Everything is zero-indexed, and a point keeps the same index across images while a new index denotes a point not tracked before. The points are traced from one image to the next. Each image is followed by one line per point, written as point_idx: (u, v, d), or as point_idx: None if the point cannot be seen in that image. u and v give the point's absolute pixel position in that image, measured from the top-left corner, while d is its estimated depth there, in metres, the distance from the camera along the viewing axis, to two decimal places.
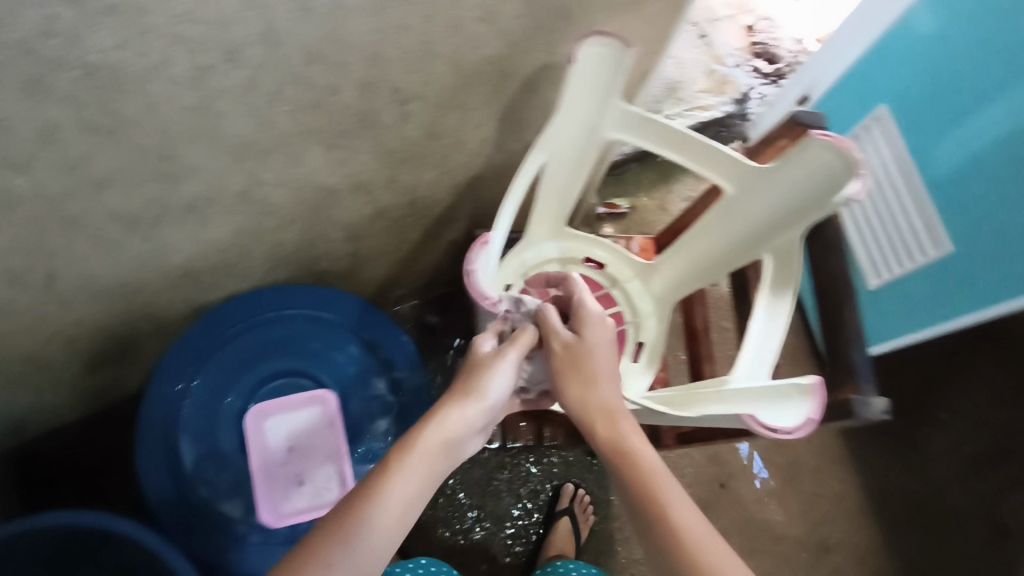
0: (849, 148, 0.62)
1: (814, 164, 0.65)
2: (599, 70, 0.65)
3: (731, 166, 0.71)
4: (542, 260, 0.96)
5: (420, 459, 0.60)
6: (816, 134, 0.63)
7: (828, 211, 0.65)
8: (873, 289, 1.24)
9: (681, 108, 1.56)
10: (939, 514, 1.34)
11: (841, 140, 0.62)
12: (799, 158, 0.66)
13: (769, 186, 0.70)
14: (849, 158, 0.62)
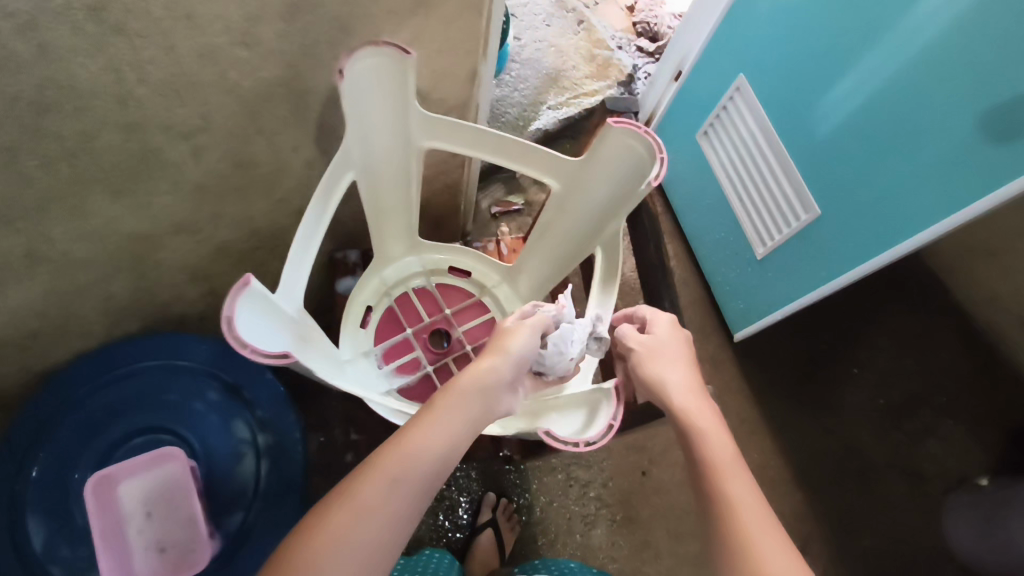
0: (647, 134, 0.61)
1: (620, 152, 0.64)
2: (387, 80, 0.63)
3: (548, 162, 0.69)
4: (406, 275, 0.93)
5: (455, 410, 0.55)
6: (613, 122, 0.62)
7: (639, 200, 0.64)
8: (760, 259, 1.25)
9: (569, 98, 1.52)
10: (858, 466, 1.39)
11: (640, 126, 0.61)
12: (605, 147, 0.64)
13: (589, 178, 0.69)
14: (648, 144, 0.61)
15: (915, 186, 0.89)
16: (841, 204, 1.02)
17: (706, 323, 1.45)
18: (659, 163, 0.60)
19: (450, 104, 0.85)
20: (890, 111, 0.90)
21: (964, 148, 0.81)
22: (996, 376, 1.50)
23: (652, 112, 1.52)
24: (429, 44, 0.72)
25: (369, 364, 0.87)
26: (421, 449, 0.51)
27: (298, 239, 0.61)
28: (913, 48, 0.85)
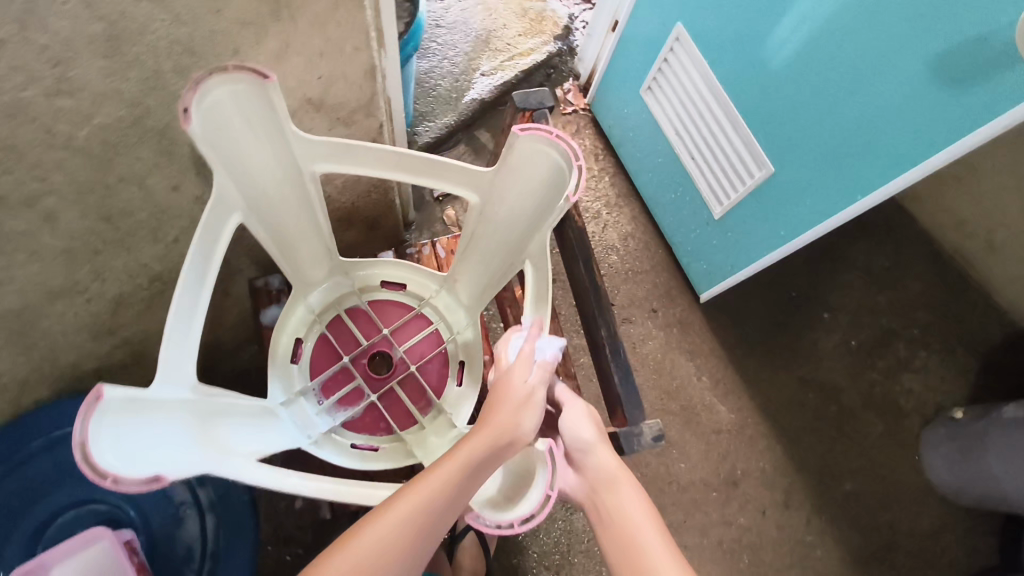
0: (558, 139, 0.54)
1: (533, 160, 0.57)
2: (252, 107, 0.54)
3: (457, 176, 0.61)
4: (334, 296, 0.85)
5: (467, 466, 0.53)
6: (519, 130, 0.54)
7: (560, 216, 0.56)
8: (718, 220, 1.19)
9: (503, 61, 1.41)
10: (834, 411, 1.38)
11: (551, 130, 0.54)
12: (519, 155, 0.57)
13: (506, 189, 0.61)
14: (562, 150, 0.54)
15: (871, 137, 0.83)
16: (797, 159, 0.96)
17: (671, 286, 1.39)
18: (575, 173, 0.52)
19: (352, 105, 0.75)
20: (835, 58, 0.83)
21: (920, 95, 0.76)
22: (968, 301, 1.47)
23: (593, 66, 1.41)
24: (305, 49, 0.61)
25: (307, 403, 0.80)
26: (430, 505, 0.49)
27: (174, 309, 0.53)
28: None
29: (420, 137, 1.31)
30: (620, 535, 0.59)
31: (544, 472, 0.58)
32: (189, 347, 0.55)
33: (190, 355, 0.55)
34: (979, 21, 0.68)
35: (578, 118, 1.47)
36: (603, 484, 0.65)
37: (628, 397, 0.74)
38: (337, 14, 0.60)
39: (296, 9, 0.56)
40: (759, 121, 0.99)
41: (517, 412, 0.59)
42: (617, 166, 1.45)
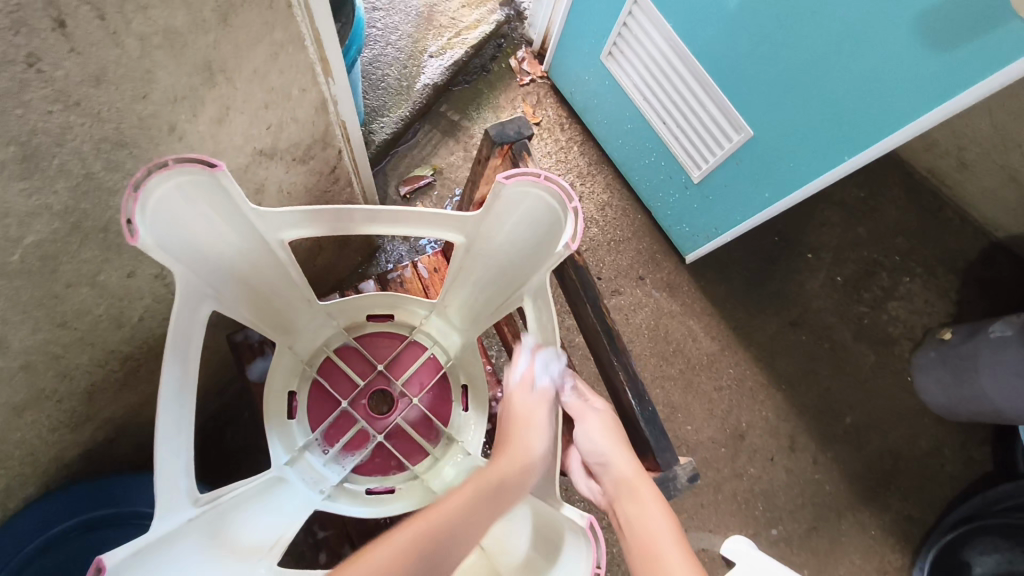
0: (547, 182, 0.54)
1: (522, 203, 0.57)
2: (205, 198, 0.50)
3: (441, 225, 0.59)
4: (321, 342, 0.80)
5: (475, 496, 0.52)
6: (505, 178, 0.54)
7: (558, 261, 0.56)
8: (698, 183, 1.16)
9: (450, 38, 1.35)
10: (827, 348, 1.39)
11: (537, 173, 0.55)
12: (505, 201, 0.57)
13: (494, 231, 0.60)
14: (555, 193, 0.54)
15: (854, 98, 0.80)
16: (778, 124, 0.92)
17: (655, 250, 1.37)
18: (573, 217, 0.53)
19: (307, 143, 0.69)
20: (808, 22, 0.79)
21: (900, 51, 0.72)
22: (944, 219, 1.47)
23: (547, 31, 1.34)
24: (250, 106, 0.55)
25: (313, 456, 0.76)
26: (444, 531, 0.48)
27: (158, 427, 0.51)
28: None
29: (375, 134, 1.26)
30: (642, 546, 0.55)
31: (585, 544, 0.53)
32: (179, 458, 0.54)
33: (184, 468, 0.54)
34: None
35: (537, 88, 1.40)
36: (622, 491, 0.61)
37: (652, 431, 0.73)
38: (278, 63, 0.54)
39: (233, 70, 0.50)
40: (729, 81, 0.95)
41: (526, 443, 0.59)
42: (584, 134, 1.40)
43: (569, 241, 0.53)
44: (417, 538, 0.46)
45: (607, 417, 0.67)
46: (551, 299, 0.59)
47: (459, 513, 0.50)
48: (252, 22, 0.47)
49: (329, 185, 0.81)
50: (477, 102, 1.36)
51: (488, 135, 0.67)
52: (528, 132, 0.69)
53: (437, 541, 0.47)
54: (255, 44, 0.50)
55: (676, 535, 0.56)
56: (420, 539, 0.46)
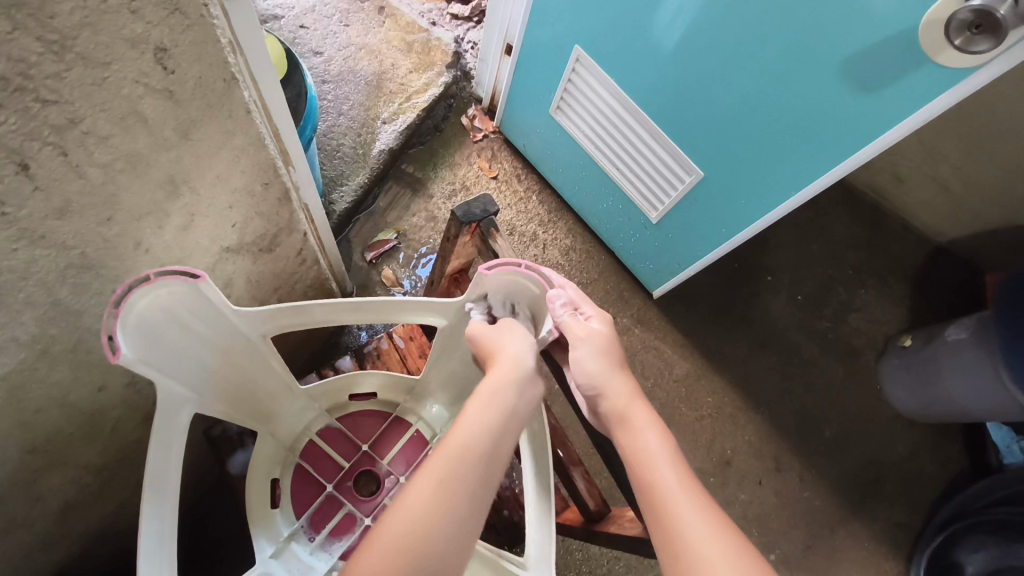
0: (526, 269, 0.60)
1: (501, 286, 0.62)
2: (185, 306, 0.49)
3: (425, 309, 0.60)
4: (304, 427, 0.79)
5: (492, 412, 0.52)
6: (486, 269, 0.59)
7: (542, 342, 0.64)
8: (656, 223, 1.20)
9: (401, 103, 1.37)
10: (798, 365, 1.42)
11: (518, 263, 0.60)
12: (491, 286, 0.61)
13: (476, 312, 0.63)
14: (534, 279, 0.61)
15: (794, 140, 0.85)
16: (726, 166, 0.97)
17: (623, 289, 1.40)
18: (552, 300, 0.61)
19: (272, 233, 0.69)
20: (741, 71, 0.84)
21: (832, 94, 0.77)
22: (889, 230, 1.54)
23: (494, 89, 1.38)
24: (214, 209, 0.55)
25: (298, 545, 0.73)
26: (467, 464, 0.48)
27: (141, 544, 0.47)
28: None
29: (336, 203, 1.27)
30: (659, 507, 0.48)
31: None
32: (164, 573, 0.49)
33: None
34: (870, 32, 0.69)
35: (490, 142, 1.43)
36: (614, 422, 0.56)
37: None
38: (240, 165, 0.55)
39: (195, 179, 0.50)
40: (673, 127, 1.00)
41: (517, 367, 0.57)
42: (541, 183, 1.43)
43: (551, 327, 0.63)
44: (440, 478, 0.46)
45: (599, 341, 0.61)
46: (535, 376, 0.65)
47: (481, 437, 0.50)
48: (212, 134, 0.48)
49: (295, 266, 0.81)
50: (433, 161, 1.38)
51: (454, 214, 0.68)
52: (495, 209, 0.71)
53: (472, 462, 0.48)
54: (216, 153, 0.50)
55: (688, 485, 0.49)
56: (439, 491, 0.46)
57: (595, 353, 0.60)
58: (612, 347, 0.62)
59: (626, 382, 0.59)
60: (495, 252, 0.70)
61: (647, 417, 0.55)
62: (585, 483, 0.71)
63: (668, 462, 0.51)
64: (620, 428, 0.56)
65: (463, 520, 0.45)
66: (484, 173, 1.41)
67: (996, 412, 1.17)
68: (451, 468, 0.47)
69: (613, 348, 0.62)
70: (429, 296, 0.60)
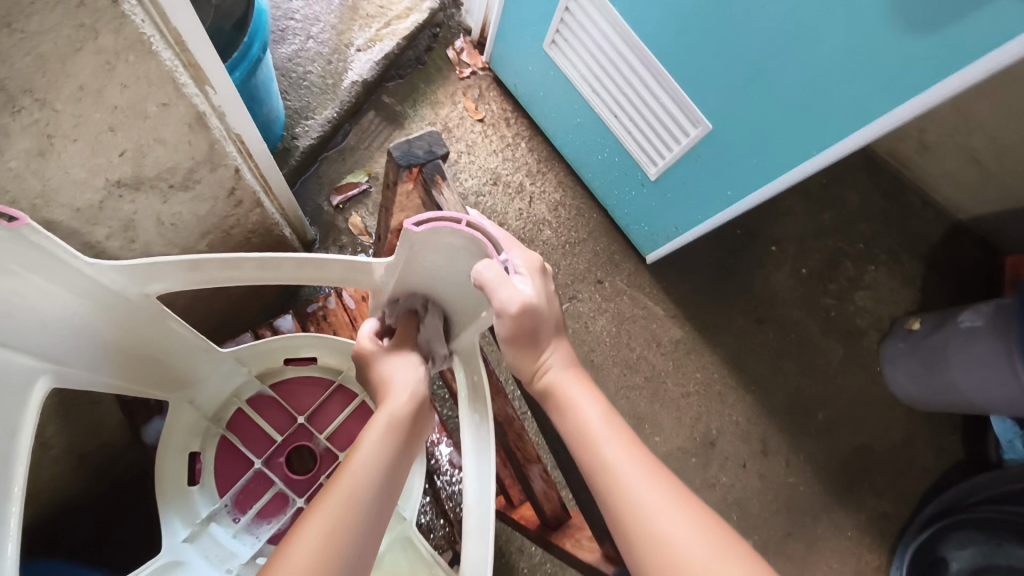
0: (468, 228, 0.45)
1: (435, 247, 0.47)
2: (18, 263, 0.38)
3: (351, 270, 0.49)
4: (226, 396, 0.68)
5: (387, 434, 0.48)
6: (414, 224, 0.44)
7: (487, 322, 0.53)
8: (655, 180, 1.07)
9: (379, 29, 1.22)
10: (796, 343, 1.32)
11: (457, 218, 0.45)
12: (425, 251, 0.48)
13: (416, 277, 0.52)
14: (478, 241, 0.46)
15: (818, 94, 0.73)
16: (738, 121, 0.85)
17: (613, 250, 1.28)
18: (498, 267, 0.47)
19: (187, 167, 0.57)
20: (768, 4, 0.70)
21: (869, 36, 0.65)
22: (907, 203, 1.42)
23: (485, 18, 1.23)
24: (85, 132, 0.43)
25: (218, 527, 0.64)
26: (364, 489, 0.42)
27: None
28: None
29: (299, 139, 1.14)
30: (605, 492, 0.43)
31: None
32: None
33: None
34: None
35: (478, 80, 1.29)
36: (545, 395, 0.51)
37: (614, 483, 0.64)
38: (118, 76, 0.42)
39: (42, 88, 0.38)
40: (680, 69, 0.87)
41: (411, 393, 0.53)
42: (532, 129, 1.30)
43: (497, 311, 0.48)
44: (338, 509, 0.40)
45: (541, 320, 0.50)
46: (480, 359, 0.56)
47: (377, 460, 0.45)
48: (57, 28, 0.36)
49: (229, 209, 0.69)
50: (414, 97, 1.25)
51: (391, 157, 0.58)
52: (442, 150, 0.60)
53: (364, 499, 0.42)
54: (73, 55, 0.38)
55: (629, 444, 0.45)
56: (349, 506, 0.41)
57: (517, 333, 0.49)
58: (542, 319, 0.50)
59: (554, 353, 0.52)
60: (438, 206, 0.59)
61: (581, 390, 0.50)
62: (543, 484, 0.63)
63: (608, 435, 0.46)
64: (553, 407, 0.50)
65: (361, 546, 0.40)
66: (469, 114, 1.27)
67: (1004, 407, 1.08)
68: (347, 505, 0.40)
69: (547, 314, 0.50)
70: (358, 257, 0.49)
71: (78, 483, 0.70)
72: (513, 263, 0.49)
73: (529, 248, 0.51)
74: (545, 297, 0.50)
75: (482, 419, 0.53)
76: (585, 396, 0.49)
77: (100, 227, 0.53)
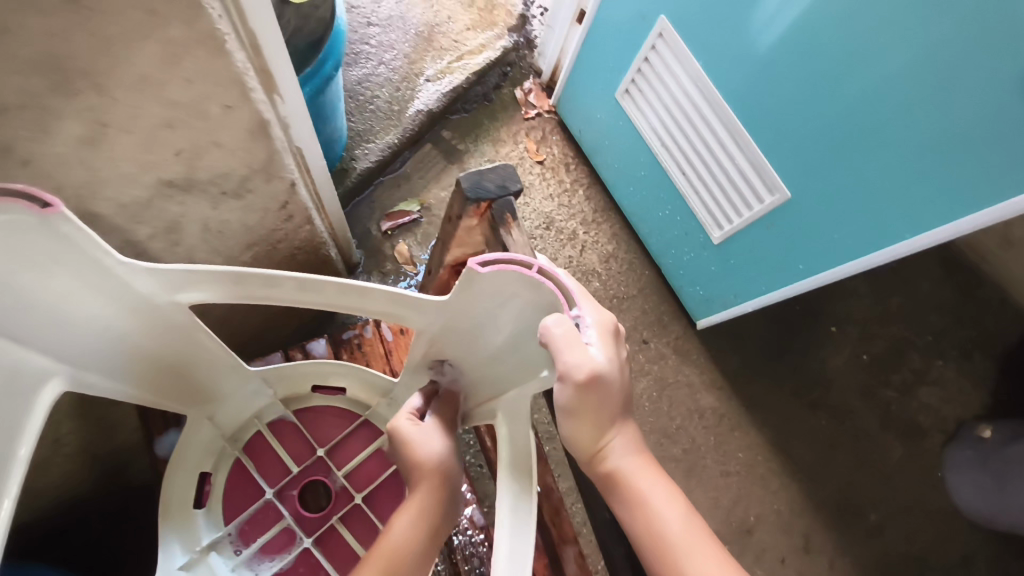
0: (541, 274, 0.41)
1: (502, 293, 0.43)
2: (42, 253, 0.35)
3: (398, 302, 0.45)
4: (249, 416, 0.64)
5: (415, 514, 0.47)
6: (480, 263, 0.42)
7: (542, 382, 0.47)
8: (718, 244, 1.02)
9: (450, 62, 1.22)
10: (850, 435, 1.22)
11: (529, 262, 0.41)
12: (481, 294, 0.44)
13: (468, 318, 0.47)
14: (549, 291, 0.41)
15: (921, 168, 0.67)
16: (822, 191, 0.79)
17: (663, 310, 1.22)
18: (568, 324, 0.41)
19: (242, 174, 0.54)
20: (874, 70, 0.66)
21: (993, 113, 0.59)
22: (982, 299, 1.33)
23: (557, 62, 1.22)
24: (142, 124, 0.41)
25: (218, 557, 0.59)
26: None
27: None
28: None
29: (357, 161, 1.13)
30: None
31: None
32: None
33: None
34: None
35: (543, 122, 1.27)
36: (612, 488, 0.46)
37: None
38: (184, 72, 0.40)
39: (104, 73, 0.36)
40: (760, 132, 0.82)
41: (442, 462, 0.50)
42: (591, 177, 1.26)
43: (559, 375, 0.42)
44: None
45: (609, 391, 0.43)
46: (527, 426, 0.50)
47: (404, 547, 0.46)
48: (129, 13, 0.33)
49: (279, 223, 0.67)
50: (480, 133, 1.24)
51: (462, 189, 0.54)
52: (515, 186, 0.57)
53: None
54: (139, 42, 0.36)
55: (719, 556, 0.42)
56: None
57: (581, 406, 0.43)
58: (607, 396, 0.43)
59: (618, 437, 0.46)
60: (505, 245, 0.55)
61: (654, 484, 0.45)
62: (576, 568, 0.57)
63: (693, 550, 0.42)
64: (621, 501, 0.45)
65: None
66: (529, 155, 1.25)
67: None
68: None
69: (616, 389, 0.43)
70: (409, 289, 0.45)
71: (84, 489, 0.67)
72: (583, 322, 0.42)
73: (603, 306, 0.44)
74: (615, 366, 0.43)
75: (522, 487, 0.47)
76: (664, 496, 0.45)
77: (143, 227, 0.50)
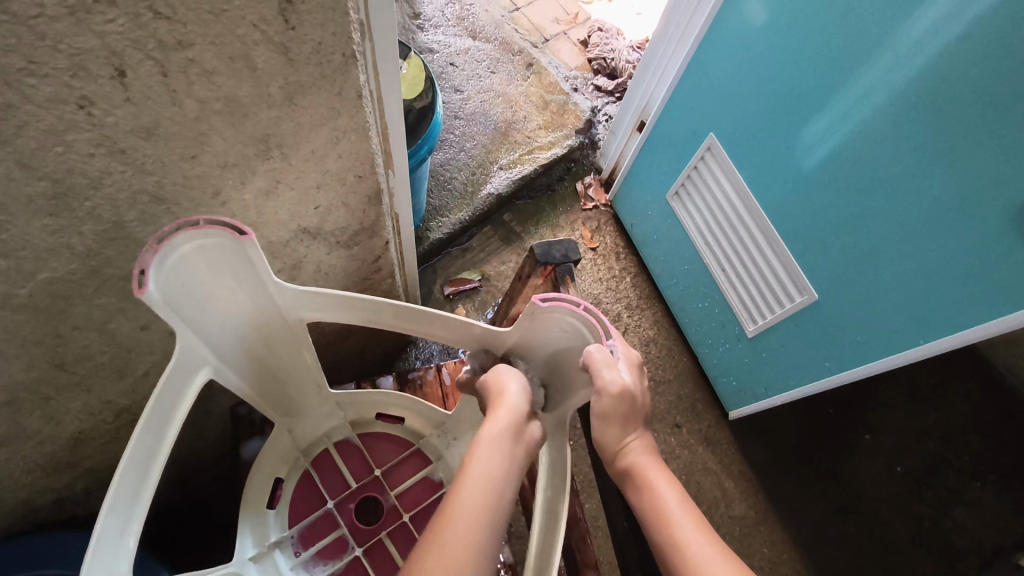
0: (585, 312, 0.51)
1: (554, 324, 0.54)
2: (228, 266, 0.48)
3: (471, 331, 0.57)
4: (322, 431, 0.75)
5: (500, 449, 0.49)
6: (541, 299, 0.52)
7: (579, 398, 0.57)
8: (752, 337, 1.10)
9: (522, 154, 1.38)
10: (880, 546, 1.21)
11: (576, 302, 0.52)
12: (538, 323, 0.55)
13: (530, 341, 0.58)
14: (591, 324, 0.51)
15: (930, 283, 0.75)
16: (847, 294, 0.87)
17: (697, 398, 1.29)
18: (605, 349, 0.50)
19: (355, 230, 0.68)
20: (894, 195, 0.76)
21: (988, 241, 0.68)
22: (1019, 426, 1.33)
23: (617, 162, 1.37)
24: (301, 183, 0.55)
25: (281, 555, 0.67)
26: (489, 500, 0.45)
27: (115, 482, 0.42)
28: (900, 108, 0.72)
29: (431, 232, 1.27)
30: (675, 569, 0.44)
31: None
32: (129, 526, 0.44)
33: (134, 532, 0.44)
34: None
35: (598, 214, 1.41)
36: (623, 473, 0.52)
37: None
38: (338, 148, 0.54)
39: (289, 146, 0.49)
40: (792, 238, 0.92)
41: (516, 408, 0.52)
42: (638, 267, 1.38)
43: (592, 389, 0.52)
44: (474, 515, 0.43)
45: (631, 415, 0.52)
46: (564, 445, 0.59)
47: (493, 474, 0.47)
48: (318, 107, 0.48)
49: (370, 274, 0.80)
50: (540, 220, 1.39)
51: (536, 252, 0.68)
52: (575, 257, 0.70)
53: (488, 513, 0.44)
54: (317, 127, 0.50)
55: (702, 529, 0.47)
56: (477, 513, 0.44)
57: (606, 420, 0.52)
58: (630, 422, 0.52)
59: (637, 438, 0.53)
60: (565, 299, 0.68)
61: (660, 469, 0.51)
62: None
63: (682, 517, 0.47)
64: (630, 484, 0.52)
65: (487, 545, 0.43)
66: (584, 242, 1.38)
67: None
68: (473, 515, 0.43)
69: (639, 408, 0.53)
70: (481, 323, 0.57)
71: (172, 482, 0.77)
72: (617, 351, 0.52)
73: (630, 346, 0.55)
74: (637, 391, 0.52)
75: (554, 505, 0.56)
76: (665, 476, 0.51)
77: (277, 262, 0.63)
